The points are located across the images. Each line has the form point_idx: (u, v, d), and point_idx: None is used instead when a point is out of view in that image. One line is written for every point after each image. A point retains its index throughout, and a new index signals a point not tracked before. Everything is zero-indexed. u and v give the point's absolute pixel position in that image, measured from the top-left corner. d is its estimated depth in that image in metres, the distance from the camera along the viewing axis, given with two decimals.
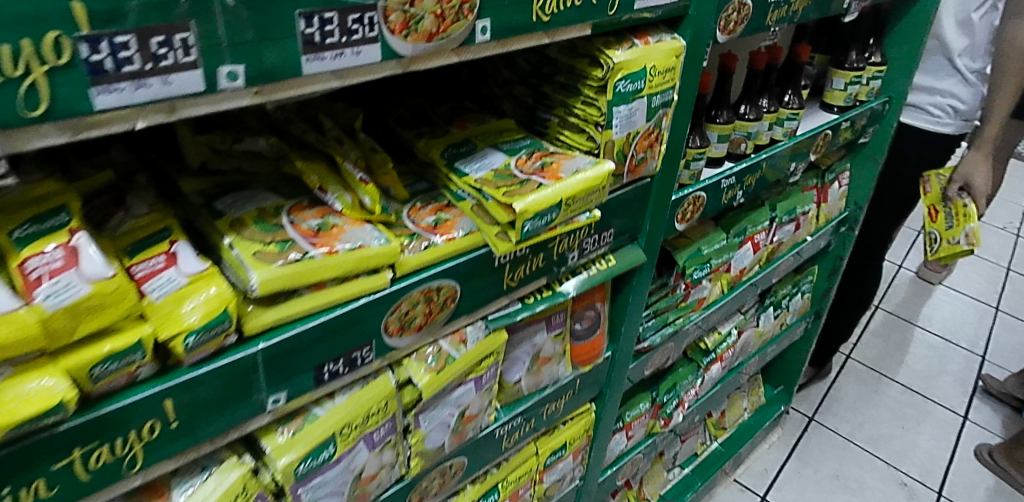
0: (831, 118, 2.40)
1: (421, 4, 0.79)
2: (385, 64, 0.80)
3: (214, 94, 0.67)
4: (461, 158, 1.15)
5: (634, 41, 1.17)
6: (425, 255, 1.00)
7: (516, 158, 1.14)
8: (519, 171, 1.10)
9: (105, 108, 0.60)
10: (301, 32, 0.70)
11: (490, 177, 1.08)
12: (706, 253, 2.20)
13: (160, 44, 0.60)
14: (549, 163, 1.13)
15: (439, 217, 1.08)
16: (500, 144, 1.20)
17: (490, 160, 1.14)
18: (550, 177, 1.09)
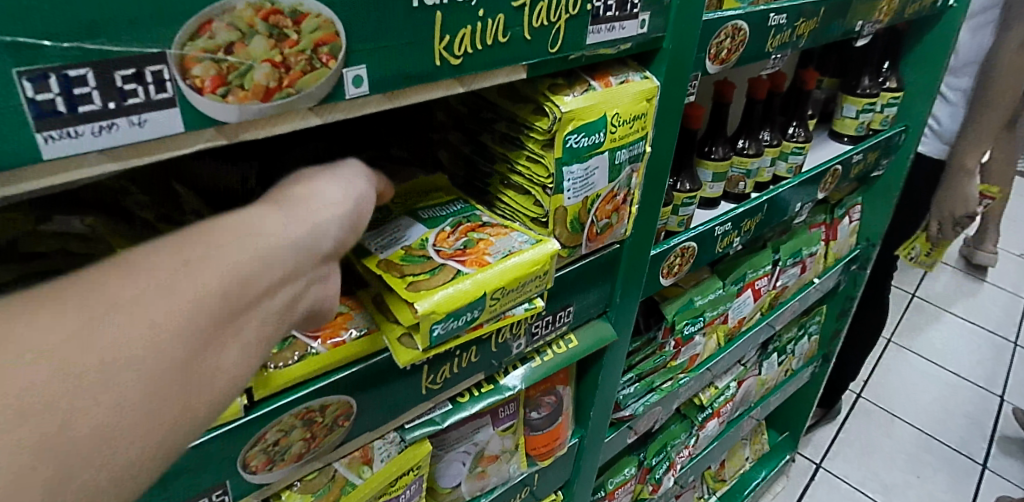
0: (843, 150, 2.14)
1: (246, 49, 0.55)
2: (197, 136, 0.56)
3: None
4: (367, 224, 0.90)
5: (590, 83, 0.92)
6: (296, 370, 0.77)
7: (438, 230, 0.89)
8: (436, 251, 0.85)
9: None
10: (28, 99, 0.46)
11: (397, 259, 0.83)
12: (699, 305, 1.93)
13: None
14: (478, 239, 0.89)
15: None
16: (421, 206, 0.95)
17: (404, 232, 0.88)
18: (475, 262, 0.84)
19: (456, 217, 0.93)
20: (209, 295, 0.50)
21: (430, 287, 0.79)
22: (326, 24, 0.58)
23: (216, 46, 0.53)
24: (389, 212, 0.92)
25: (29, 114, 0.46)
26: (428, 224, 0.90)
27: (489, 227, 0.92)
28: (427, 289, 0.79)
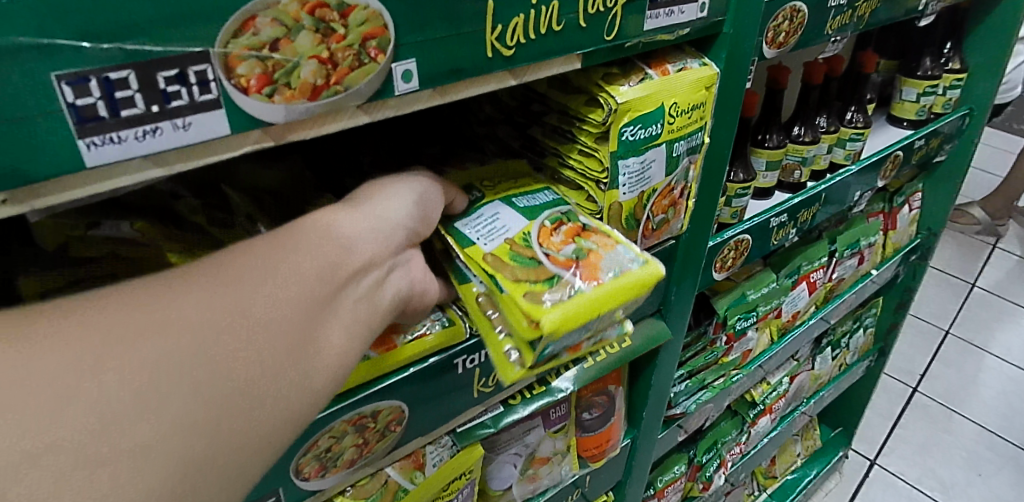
0: (904, 135, 2.02)
1: (292, 46, 0.52)
2: (243, 138, 0.54)
3: None
4: (471, 216, 0.85)
5: (646, 71, 0.87)
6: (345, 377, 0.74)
7: (541, 226, 0.82)
8: (543, 253, 0.79)
9: None
10: (68, 104, 0.44)
11: (506, 261, 0.77)
12: (752, 299, 1.86)
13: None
14: (589, 245, 0.81)
15: None
16: (520, 197, 0.89)
17: (507, 225, 0.83)
18: (588, 275, 0.76)
19: (560, 214, 0.85)
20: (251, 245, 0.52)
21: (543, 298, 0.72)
22: (374, 17, 0.55)
23: (261, 43, 0.50)
24: (491, 200, 0.87)
25: (71, 119, 0.45)
26: (531, 217, 0.84)
27: (599, 229, 0.84)
28: (541, 301, 0.72)
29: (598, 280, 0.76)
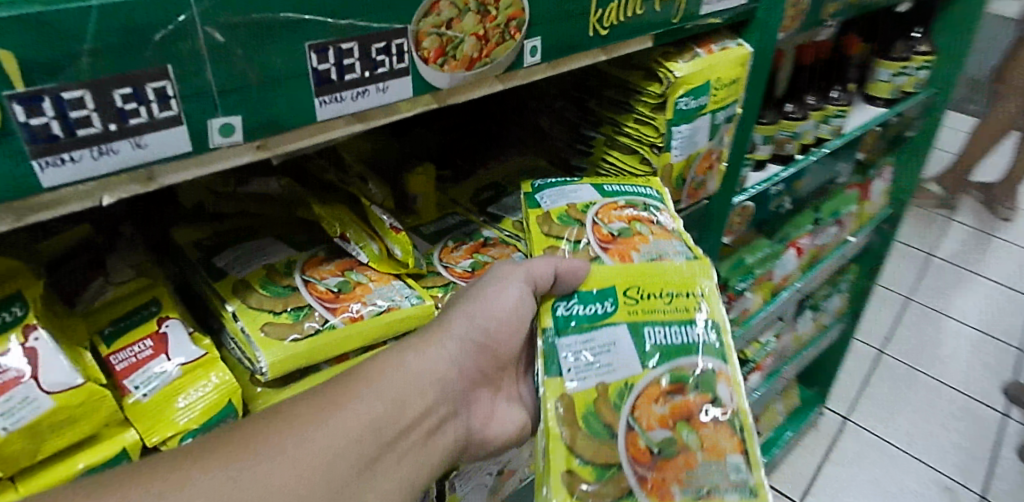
0: (880, 112, 2.16)
1: (461, 25, 0.63)
2: (417, 101, 0.65)
3: (205, 154, 0.52)
4: (585, 333, 0.76)
5: (695, 50, 1.01)
6: None
7: (650, 386, 0.74)
8: (631, 423, 0.73)
9: (59, 185, 0.45)
10: (313, 69, 0.55)
11: (583, 425, 0.72)
12: (749, 262, 2.07)
13: (131, 104, 0.46)
14: (687, 440, 0.73)
15: (475, 260, 0.96)
16: (652, 320, 0.77)
17: (612, 367, 0.75)
18: (655, 488, 0.71)
19: (685, 372, 0.76)
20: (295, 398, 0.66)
21: (588, 493, 0.70)
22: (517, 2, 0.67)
23: (441, 22, 0.62)
24: (614, 314, 0.77)
25: (313, 81, 0.55)
26: (645, 368, 0.75)
27: (717, 414, 0.75)
28: (584, 495, 0.70)
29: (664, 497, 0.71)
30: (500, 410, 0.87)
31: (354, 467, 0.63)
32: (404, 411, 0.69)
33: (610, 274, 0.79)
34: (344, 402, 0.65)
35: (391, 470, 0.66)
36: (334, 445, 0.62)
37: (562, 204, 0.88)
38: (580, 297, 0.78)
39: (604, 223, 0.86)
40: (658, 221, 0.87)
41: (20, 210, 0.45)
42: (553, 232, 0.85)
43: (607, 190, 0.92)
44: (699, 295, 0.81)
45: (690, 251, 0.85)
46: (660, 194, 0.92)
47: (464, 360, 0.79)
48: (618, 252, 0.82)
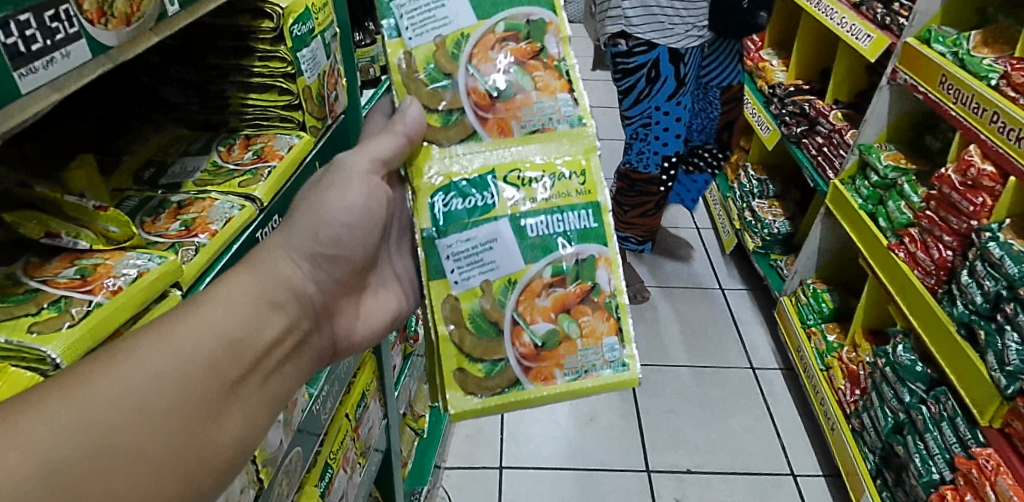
0: None
1: None
2: None
3: (126, 41, 0.29)
4: (462, 232, 0.45)
5: None
6: (506, 144, 0.45)
7: (533, 277, 0.45)
8: (522, 338, 0.46)
9: (48, 83, 0.24)
10: None
11: (464, 322, 0.45)
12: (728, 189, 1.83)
13: (15, 25, 0.23)
14: (568, 331, 0.46)
15: (518, 50, 0.44)
16: (513, 172, 0.45)
17: (497, 268, 0.45)
18: (538, 373, 0.45)
19: (570, 263, 0.45)
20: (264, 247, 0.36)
21: (469, 389, 0.46)
22: None
23: None
24: (496, 206, 0.45)
25: None
26: (532, 259, 0.45)
27: (606, 293, 0.46)
28: (468, 391, 0.46)
29: (548, 387, 0.45)
30: (370, 305, 0.48)
31: (208, 402, 0.28)
32: (253, 328, 0.32)
33: (470, 160, 0.45)
34: (162, 345, 0.27)
35: (256, 410, 0.31)
36: (185, 367, 0.27)
37: (431, 41, 0.43)
38: (452, 187, 0.44)
39: (481, 73, 0.44)
40: (545, 55, 0.45)
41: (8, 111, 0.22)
42: (429, 105, 0.44)
43: (484, 0, 0.43)
44: (575, 169, 0.46)
45: (576, 112, 0.45)
46: (553, 1, 0.45)
47: (313, 276, 0.38)
48: (496, 118, 0.44)
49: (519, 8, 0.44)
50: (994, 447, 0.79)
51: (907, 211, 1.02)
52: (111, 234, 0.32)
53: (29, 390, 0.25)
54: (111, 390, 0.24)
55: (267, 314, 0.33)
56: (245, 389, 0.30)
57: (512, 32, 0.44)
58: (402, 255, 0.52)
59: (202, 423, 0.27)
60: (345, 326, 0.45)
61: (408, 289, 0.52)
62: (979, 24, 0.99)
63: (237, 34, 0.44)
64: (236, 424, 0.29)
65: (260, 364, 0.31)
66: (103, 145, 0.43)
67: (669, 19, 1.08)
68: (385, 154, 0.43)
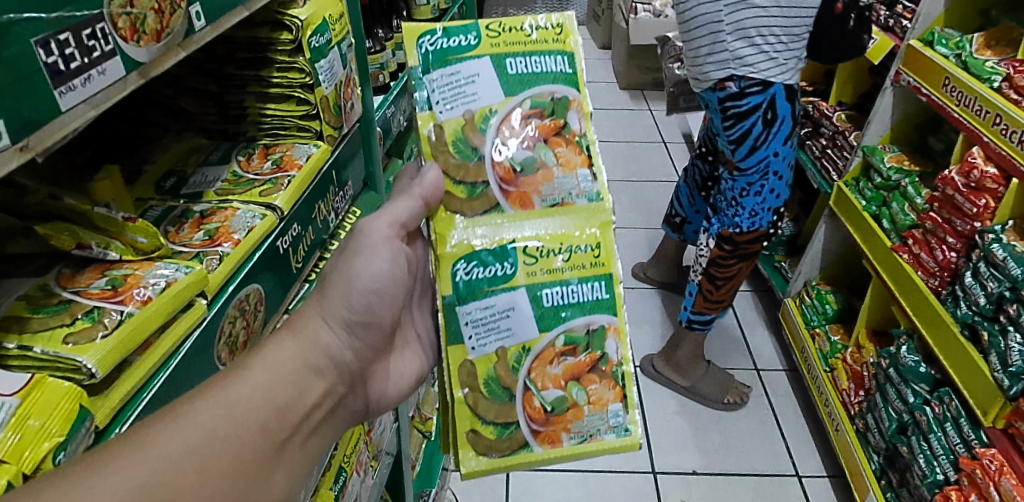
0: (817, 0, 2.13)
1: None
2: None
3: (152, 58, 0.29)
4: (481, 300, 0.45)
5: None
6: (532, 215, 0.45)
7: (546, 345, 0.46)
8: (531, 406, 0.46)
9: (83, 103, 0.25)
10: None
11: (478, 386, 0.46)
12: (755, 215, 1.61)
13: (55, 44, 0.23)
14: (576, 397, 0.46)
15: (547, 133, 0.45)
16: (533, 244, 0.45)
17: (514, 335, 0.45)
18: (546, 436, 0.46)
19: (581, 333, 0.46)
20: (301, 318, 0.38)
21: (479, 449, 0.46)
22: None
23: None
24: (515, 276, 0.45)
25: None
26: (546, 327, 0.46)
27: (613, 362, 0.47)
28: (479, 452, 0.46)
29: (555, 449, 0.46)
30: (394, 368, 0.49)
31: (255, 464, 0.29)
32: (297, 393, 0.33)
33: (489, 232, 0.45)
34: (218, 409, 0.28)
35: (297, 473, 0.32)
36: (237, 431, 0.29)
37: (460, 116, 0.44)
38: (474, 256, 0.44)
39: (505, 147, 0.44)
40: (567, 131, 0.45)
41: (48, 124, 0.23)
42: (455, 177, 0.44)
43: (512, 78, 0.45)
44: (592, 241, 0.46)
45: (594, 187, 0.46)
46: (576, 78, 0.45)
47: (349, 343, 0.40)
48: (519, 191, 0.45)
49: (545, 86, 0.45)
50: (997, 448, 0.80)
51: (911, 212, 1.03)
52: (139, 244, 0.33)
53: (68, 400, 0.26)
54: (174, 451, 0.26)
55: (309, 380, 0.34)
56: (288, 451, 0.32)
57: (537, 109, 0.45)
58: (425, 316, 0.53)
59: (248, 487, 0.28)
60: (370, 389, 0.46)
61: (429, 350, 0.53)
62: (982, 26, 1.00)
63: (256, 45, 0.45)
64: (278, 486, 0.31)
65: (302, 428, 0.33)
66: (127, 154, 0.44)
67: (779, 53, 0.89)
68: (404, 218, 0.44)
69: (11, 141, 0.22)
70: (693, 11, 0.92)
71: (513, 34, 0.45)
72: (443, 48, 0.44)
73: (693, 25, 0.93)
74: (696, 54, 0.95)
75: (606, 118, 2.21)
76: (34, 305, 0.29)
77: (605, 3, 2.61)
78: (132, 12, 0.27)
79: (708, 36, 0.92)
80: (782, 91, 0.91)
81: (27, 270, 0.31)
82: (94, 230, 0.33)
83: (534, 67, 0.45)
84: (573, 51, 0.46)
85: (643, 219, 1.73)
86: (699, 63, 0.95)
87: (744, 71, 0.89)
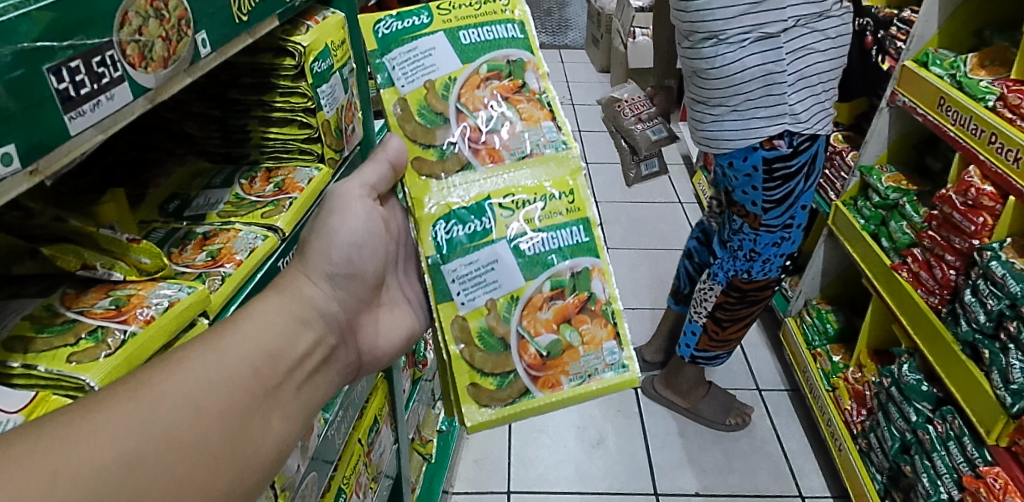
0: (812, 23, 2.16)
1: None
2: None
3: (158, 85, 0.30)
4: (464, 256, 0.46)
5: None
6: (506, 168, 0.46)
7: (533, 293, 0.46)
8: (524, 352, 0.46)
9: (90, 129, 0.26)
10: None
11: (472, 340, 0.46)
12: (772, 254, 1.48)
13: (66, 71, 0.24)
14: (570, 339, 0.47)
15: (505, 93, 0.47)
16: (508, 197, 0.46)
17: (500, 286, 0.46)
18: (546, 381, 0.46)
19: (567, 276, 0.47)
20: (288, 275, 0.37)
21: (482, 402, 0.46)
22: None
23: None
24: (494, 228, 0.46)
25: None
26: (532, 275, 0.46)
27: (598, 298, 0.47)
28: (481, 404, 0.46)
29: (556, 393, 0.46)
30: (383, 322, 0.48)
31: (251, 407, 0.29)
32: (289, 341, 0.33)
33: (466, 189, 0.46)
34: (209, 355, 0.29)
35: (297, 418, 0.32)
36: (230, 375, 0.29)
37: (421, 86, 0.45)
38: (452, 215, 0.46)
39: (468, 110, 0.46)
40: (527, 90, 0.47)
41: (55, 149, 0.24)
42: (418, 140, 0.46)
43: (467, 47, 0.46)
44: (565, 189, 0.47)
45: (560, 137, 0.47)
46: (529, 42, 0.47)
47: (333, 295, 0.39)
48: (487, 148, 0.46)
49: (498, 50, 0.47)
50: (1001, 466, 0.79)
51: (909, 231, 1.04)
52: (143, 265, 0.34)
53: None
54: (169, 393, 0.26)
55: (300, 327, 0.34)
56: (284, 397, 0.31)
57: (494, 72, 0.47)
58: (411, 281, 0.52)
59: (246, 427, 0.28)
60: (359, 343, 0.44)
61: (419, 312, 0.52)
62: (976, 47, 1.01)
63: (259, 71, 0.46)
64: (276, 430, 0.30)
65: (296, 374, 0.32)
66: (130, 179, 0.45)
67: (824, 96, 0.86)
68: (374, 181, 0.45)
69: (20, 164, 0.22)
70: (744, 62, 0.82)
71: (461, 8, 0.47)
72: (398, 29, 0.46)
73: (743, 79, 0.83)
74: (744, 111, 0.85)
75: (605, 141, 2.23)
76: (38, 325, 0.30)
77: (604, 27, 2.64)
78: (140, 40, 0.28)
79: (764, 89, 0.83)
80: (822, 145, 0.89)
81: (32, 291, 0.32)
82: (98, 250, 0.33)
83: (487, 34, 0.47)
84: (523, 17, 0.48)
85: (644, 239, 1.74)
86: (748, 120, 0.85)
87: (806, 122, 0.84)
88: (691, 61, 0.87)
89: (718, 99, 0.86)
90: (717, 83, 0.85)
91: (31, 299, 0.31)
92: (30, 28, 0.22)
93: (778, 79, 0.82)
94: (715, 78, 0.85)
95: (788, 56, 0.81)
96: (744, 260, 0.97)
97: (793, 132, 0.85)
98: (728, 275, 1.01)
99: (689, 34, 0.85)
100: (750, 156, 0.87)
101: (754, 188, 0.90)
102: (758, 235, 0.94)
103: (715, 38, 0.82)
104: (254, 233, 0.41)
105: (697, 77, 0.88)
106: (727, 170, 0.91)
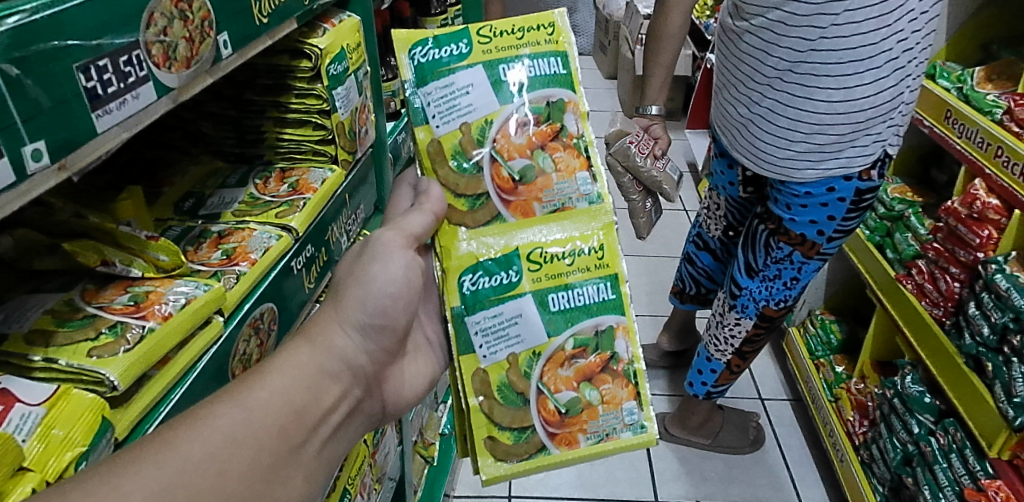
0: None
1: None
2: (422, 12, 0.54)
3: (180, 86, 0.30)
4: (490, 308, 0.47)
5: None
6: (539, 220, 0.47)
7: (557, 349, 0.48)
8: (544, 410, 0.47)
9: (113, 129, 0.26)
10: None
11: (492, 392, 0.47)
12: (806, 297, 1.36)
13: (95, 70, 0.24)
14: (590, 398, 0.48)
15: (545, 142, 0.46)
16: (537, 250, 0.47)
17: (523, 341, 0.47)
18: (563, 438, 0.47)
19: (590, 334, 0.48)
20: (323, 319, 0.37)
21: (499, 456, 0.47)
22: None
23: None
24: (520, 283, 0.47)
25: None
26: (555, 331, 0.48)
27: (619, 360, 0.49)
28: (498, 458, 0.47)
29: (572, 450, 0.47)
30: (407, 371, 0.47)
31: (274, 467, 0.29)
32: (316, 395, 0.32)
33: (495, 241, 0.46)
34: (239, 411, 0.28)
35: (316, 476, 0.31)
36: (258, 434, 0.28)
37: (456, 128, 0.45)
38: (479, 266, 0.46)
39: (504, 158, 0.46)
40: (565, 134, 0.47)
41: (81, 144, 0.24)
42: (455, 190, 0.46)
43: (506, 86, 0.46)
44: (595, 243, 0.48)
45: (594, 189, 0.47)
46: (570, 79, 0.47)
47: (364, 346, 0.38)
48: (519, 200, 0.46)
49: (538, 92, 0.46)
50: (1003, 480, 0.79)
51: (914, 242, 1.04)
52: (161, 262, 0.34)
53: (91, 411, 0.26)
54: (196, 453, 0.26)
55: (329, 380, 0.34)
56: (305, 455, 0.31)
57: (534, 115, 0.46)
58: (432, 321, 0.52)
59: (268, 488, 0.28)
60: (383, 392, 0.44)
61: (438, 353, 0.52)
62: (983, 60, 1.02)
63: (276, 72, 0.46)
64: (297, 489, 0.30)
65: (321, 430, 0.32)
66: (146, 177, 0.45)
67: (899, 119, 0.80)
68: (417, 230, 0.43)
69: (50, 161, 0.23)
70: (881, 82, 0.70)
71: (501, 41, 0.46)
72: (434, 58, 0.45)
73: (875, 102, 0.71)
74: (855, 139, 0.74)
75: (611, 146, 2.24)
76: (58, 320, 0.30)
77: (611, 34, 2.66)
78: (165, 40, 0.28)
79: (884, 114, 0.73)
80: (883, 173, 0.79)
81: (52, 287, 0.32)
82: (121, 249, 0.34)
83: (529, 71, 0.46)
84: (566, 50, 0.48)
85: (647, 246, 1.74)
86: (856, 150, 0.74)
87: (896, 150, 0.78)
88: (802, 76, 0.72)
89: (830, 125, 0.73)
90: (837, 106, 0.72)
91: (51, 294, 0.32)
92: (61, 25, 0.23)
93: (897, 103, 0.73)
94: (837, 98, 0.71)
95: (910, 77, 0.73)
96: (782, 290, 0.87)
97: (882, 161, 0.77)
98: (760, 306, 0.90)
99: (815, 43, 0.69)
100: (838, 187, 0.77)
101: (831, 218, 0.80)
102: (808, 262, 0.84)
103: (861, 49, 0.68)
104: (265, 236, 0.41)
105: (804, 95, 0.73)
106: (799, 201, 0.80)
